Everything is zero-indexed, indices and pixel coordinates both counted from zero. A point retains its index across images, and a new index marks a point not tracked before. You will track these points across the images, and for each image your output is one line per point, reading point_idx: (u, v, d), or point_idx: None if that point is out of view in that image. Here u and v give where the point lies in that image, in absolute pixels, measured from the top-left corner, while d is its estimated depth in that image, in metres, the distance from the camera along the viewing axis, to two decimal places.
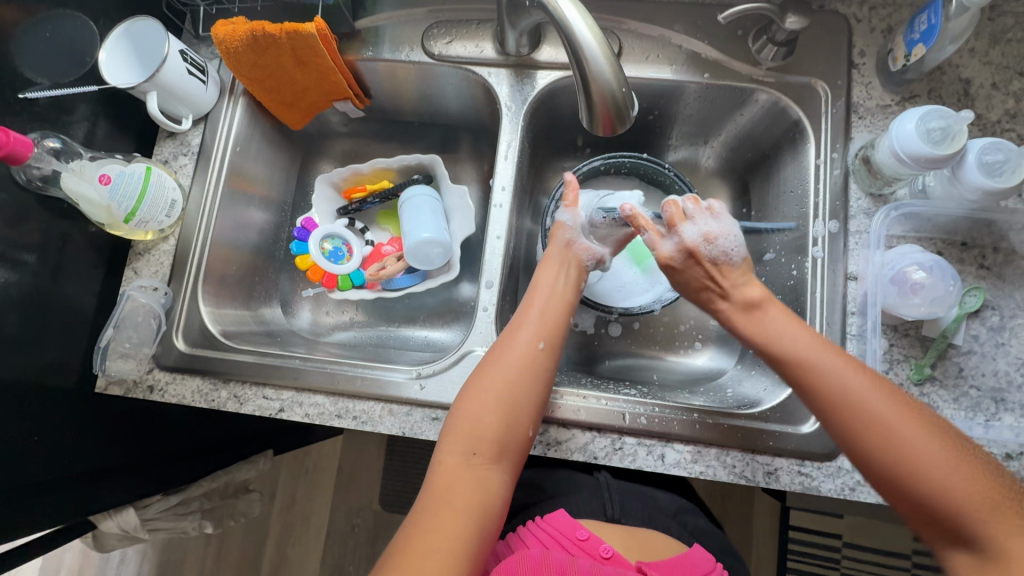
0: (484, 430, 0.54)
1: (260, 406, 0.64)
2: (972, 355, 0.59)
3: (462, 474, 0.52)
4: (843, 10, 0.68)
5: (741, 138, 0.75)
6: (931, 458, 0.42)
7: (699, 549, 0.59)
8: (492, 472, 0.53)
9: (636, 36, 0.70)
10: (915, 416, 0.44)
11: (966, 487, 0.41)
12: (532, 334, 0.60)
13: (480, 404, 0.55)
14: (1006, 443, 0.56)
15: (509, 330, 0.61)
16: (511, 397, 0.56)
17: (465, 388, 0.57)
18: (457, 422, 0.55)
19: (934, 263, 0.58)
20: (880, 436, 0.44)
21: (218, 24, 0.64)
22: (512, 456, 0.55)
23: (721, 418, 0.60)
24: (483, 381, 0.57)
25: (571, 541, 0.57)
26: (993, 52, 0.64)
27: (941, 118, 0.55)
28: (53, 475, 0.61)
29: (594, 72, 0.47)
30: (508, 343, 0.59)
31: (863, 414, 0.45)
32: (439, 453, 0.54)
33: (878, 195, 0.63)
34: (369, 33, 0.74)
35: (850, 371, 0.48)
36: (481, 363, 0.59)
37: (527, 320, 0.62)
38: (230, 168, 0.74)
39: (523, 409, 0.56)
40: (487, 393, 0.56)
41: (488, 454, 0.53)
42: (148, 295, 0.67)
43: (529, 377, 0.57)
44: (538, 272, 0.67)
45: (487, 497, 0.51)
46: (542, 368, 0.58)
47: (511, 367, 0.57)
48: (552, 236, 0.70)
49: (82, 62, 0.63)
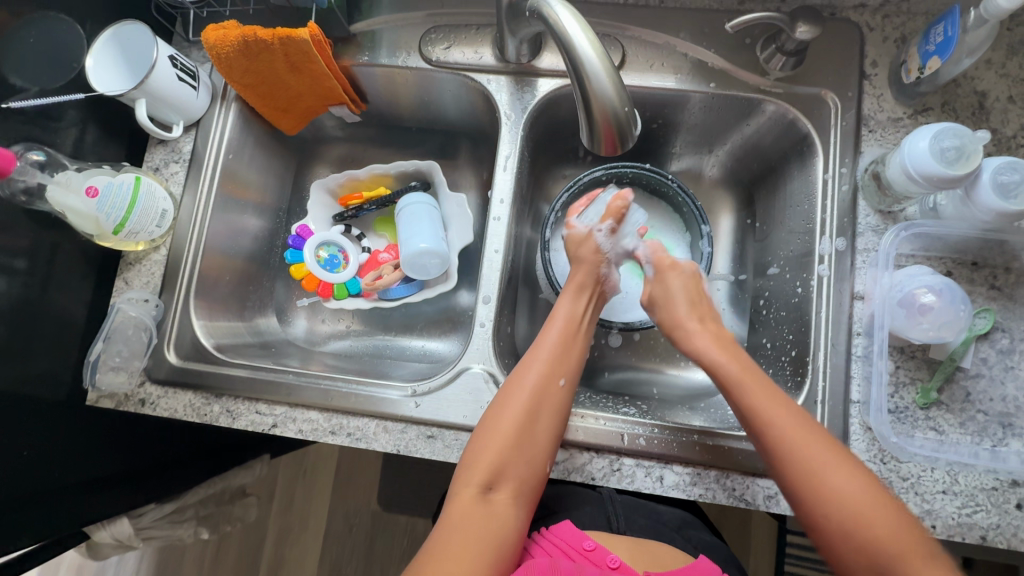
0: (505, 464, 0.54)
1: (252, 421, 0.63)
2: (980, 379, 0.57)
3: (480, 511, 0.52)
4: (856, 17, 0.65)
5: (746, 149, 0.73)
6: (865, 510, 0.47)
7: (706, 559, 0.56)
8: (510, 507, 0.54)
9: (640, 43, 0.68)
10: (850, 468, 0.49)
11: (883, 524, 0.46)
12: (554, 369, 0.60)
13: (501, 439, 0.55)
14: (1012, 470, 0.54)
15: (527, 360, 0.61)
16: (531, 434, 0.56)
17: (486, 419, 0.57)
18: (478, 452, 0.55)
19: (944, 286, 0.56)
20: (823, 489, 0.48)
21: (209, 28, 0.62)
22: (530, 491, 0.55)
23: (722, 440, 0.59)
24: (505, 415, 0.56)
25: (577, 551, 0.55)
26: (1011, 63, 0.62)
27: (955, 137, 0.53)
28: (43, 489, 0.60)
29: (595, 89, 0.45)
30: (530, 375, 0.59)
31: (808, 470, 0.49)
32: (457, 483, 0.54)
33: (886, 213, 0.61)
34: (365, 37, 0.72)
35: (798, 427, 0.51)
36: (499, 393, 0.59)
37: (545, 351, 0.61)
38: (223, 174, 0.72)
39: (543, 444, 0.56)
40: (508, 427, 0.55)
41: (506, 491, 0.54)
42: (138, 307, 0.66)
43: (548, 414, 0.57)
44: (557, 303, 0.66)
45: (502, 532, 0.52)
46: (560, 403, 0.58)
47: (531, 401, 0.57)
48: (586, 258, 0.67)
49: (69, 67, 0.61)
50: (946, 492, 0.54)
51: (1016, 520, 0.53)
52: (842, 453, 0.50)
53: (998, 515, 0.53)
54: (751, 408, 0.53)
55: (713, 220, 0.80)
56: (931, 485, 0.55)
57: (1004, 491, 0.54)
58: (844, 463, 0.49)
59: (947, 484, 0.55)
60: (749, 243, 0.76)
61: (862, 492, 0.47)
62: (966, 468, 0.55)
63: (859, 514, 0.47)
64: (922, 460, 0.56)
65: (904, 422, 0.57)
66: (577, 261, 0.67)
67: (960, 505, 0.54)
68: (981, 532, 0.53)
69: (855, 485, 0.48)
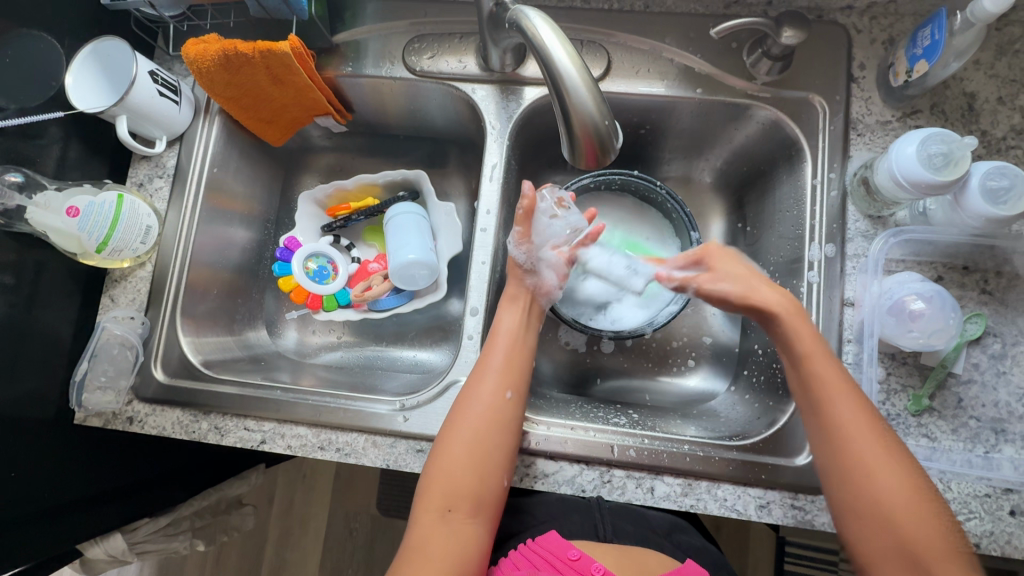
0: (461, 484, 0.54)
1: (241, 438, 0.63)
2: (972, 385, 0.57)
3: (440, 534, 0.52)
4: (843, 19, 0.65)
5: (736, 152, 0.72)
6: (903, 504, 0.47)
7: (691, 562, 0.57)
8: (472, 523, 0.53)
9: (626, 49, 0.67)
10: (898, 461, 0.49)
11: (920, 523, 0.46)
12: (500, 382, 0.58)
13: (452, 460, 0.54)
14: (1006, 477, 0.54)
15: (474, 376, 0.59)
16: (482, 452, 0.55)
17: (437, 442, 0.56)
18: (431, 477, 0.54)
19: (934, 293, 0.56)
20: (872, 479, 0.48)
21: (189, 43, 0.62)
22: (489, 505, 0.55)
23: (711, 450, 0.59)
24: (454, 439, 0.55)
25: (563, 561, 0.56)
26: (999, 64, 0.61)
27: (942, 143, 0.52)
28: (31, 511, 0.59)
29: (575, 103, 0.44)
30: (475, 392, 0.58)
31: (860, 460, 0.49)
32: (417, 507, 0.54)
33: (876, 218, 0.60)
34: (349, 47, 0.71)
35: (858, 419, 0.50)
36: (449, 415, 0.57)
37: (490, 365, 0.59)
38: (208, 187, 0.72)
39: (496, 459, 0.55)
40: (458, 450, 0.55)
41: (463, 510, 0.53)
42: (124, 325, 0.66)
43: (498, 429, 0.56)
44: (498, 318, 0.63)
45: (464, 554, 0.51)
46: (509, 416, 0.57)
47: (480, 418, 0.56)
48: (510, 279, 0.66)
49: (48, 85, 0.61)
50: None
51: (1009, 527, 0.53)
52: (890, 446, 0.50)
53: (991, 522, 0.53)
54: (821, 395, 0.52)
55: (704, 224, 0.79)
56: None
57: (997, 498, 0.53)
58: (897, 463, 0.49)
59: (940, 491, 0.54)
60: (740, 246, 0.76)
61: (905, 490, 0.47)
62: (959, 475, 0.54)
63: (898, 509, 0.47)
64: None
65: (895, 430, 0.56)
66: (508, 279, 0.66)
67: (953, 512, 0.53)
68: (975, 539, 0.53)
69: (898, 479, 0.48)
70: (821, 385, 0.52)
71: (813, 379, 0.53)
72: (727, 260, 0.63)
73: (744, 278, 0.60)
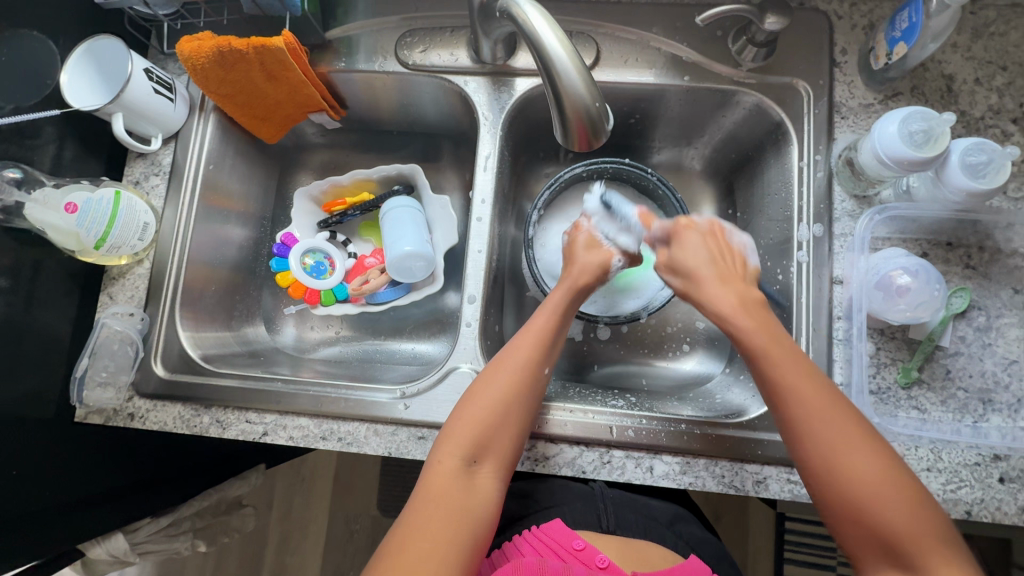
0: (488, 438, 0.54)
1: (243, 430, 0.63)
2: (959, 357, 0.58)
3: (459, 482, 0.52)
4: (824, 6, 0.66)
5: (724, 139, 0.74)
6: (878, 493, 0.44)
7: (696, 558, 0.56)
8: (492, 480, 0.53)
9: (614, 39, 0.69)
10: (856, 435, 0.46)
11: (889, 493, 0.44)
12: (543, 355, 0.59)
13: (482, 413, 0.55)
14: (993, 444, 0.55)
15: (513, 343, 0.60)
16: (511, 412, 0.56)
17: (466, 398, 0.57)
18: (458, 427, 0.54)
19: (919, 268, 0.57)
20: (834, 453, 0.46)
21: (183, 40, 0.62)
22: (508, 464, 0.55)
23: (709, 428, 0.60)
24: (488, 395, 0.56)
25: (567, 551, 0.55)
26: (976, 46, 0.63)
27: (923, 120, 0.54)
28: (31, 509, 0.58)
29: (565, 86, 0.45)
30: (515, 356, 0.58)
31: (817, 441, 0.46)
32: (438, 454, 0.53)
33: (862, 197, 0.62)
34: (341, 43, 0.72)
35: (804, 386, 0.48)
36: (482, 375, 0.58)
37: (534, 331, 0.60)
38: (204, 185, 0.72)
39: (523, 420, 0.56)
40: (490, 406, 0.55)
41: (484, 463, 0.53)
42: (124, 321, 0.66)
43: (528, 397, 0.57)
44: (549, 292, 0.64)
45: (482, 505, 0.52)
46: (540, 384, 0.58)
47: (516, 378, 0.57)
48: (596, 266, 0.65)
49: (43, 85, 0.61)
50: (930, 469, 0.55)
51: (999, 494, 0.54)
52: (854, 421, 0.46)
53: (981, 490, 0.54)
54: (781, 396, 0.49)
55: (694, 212, 0.80)
56: (915, 464, 0.55)
57: (987, 465, 0.55)
58: (862, 437, 0.46)
59: (930, 461, 0.55)
60: None
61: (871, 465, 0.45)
62: (949, 445, 0.56)
63: (865, 483, 0.44)
64: (907, 439, 0.56)
65: (886, 403, 0.58)
66: (584, 262, 0.65)
67: (944, 481, 0.55)
68: (966, 507, 0.54)
69: (828, 417, 0.47)
70: (782, 387, 0.49)
71: (769, 371, 0.50)
72: (691, 237, 0.59)
73: (696, 267, 0.57)
